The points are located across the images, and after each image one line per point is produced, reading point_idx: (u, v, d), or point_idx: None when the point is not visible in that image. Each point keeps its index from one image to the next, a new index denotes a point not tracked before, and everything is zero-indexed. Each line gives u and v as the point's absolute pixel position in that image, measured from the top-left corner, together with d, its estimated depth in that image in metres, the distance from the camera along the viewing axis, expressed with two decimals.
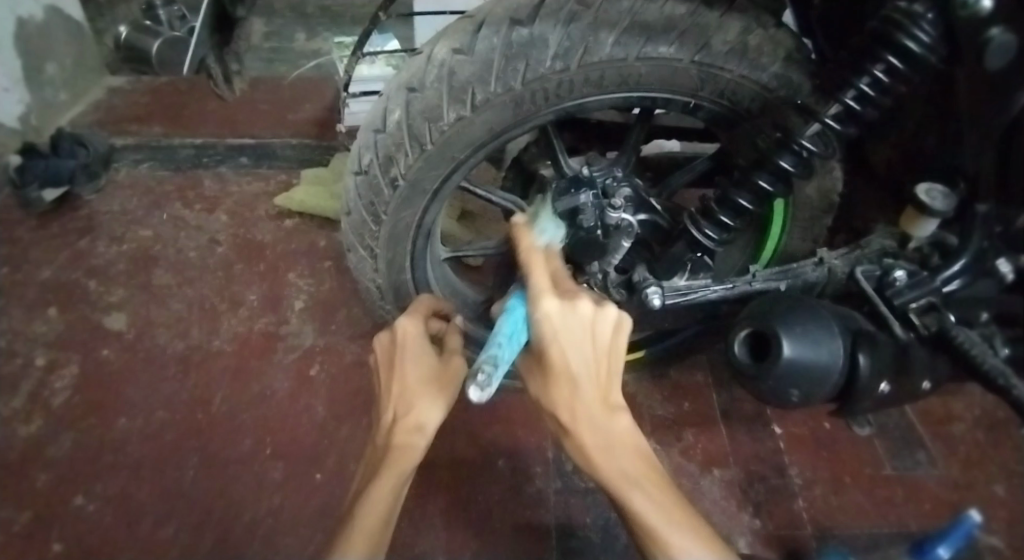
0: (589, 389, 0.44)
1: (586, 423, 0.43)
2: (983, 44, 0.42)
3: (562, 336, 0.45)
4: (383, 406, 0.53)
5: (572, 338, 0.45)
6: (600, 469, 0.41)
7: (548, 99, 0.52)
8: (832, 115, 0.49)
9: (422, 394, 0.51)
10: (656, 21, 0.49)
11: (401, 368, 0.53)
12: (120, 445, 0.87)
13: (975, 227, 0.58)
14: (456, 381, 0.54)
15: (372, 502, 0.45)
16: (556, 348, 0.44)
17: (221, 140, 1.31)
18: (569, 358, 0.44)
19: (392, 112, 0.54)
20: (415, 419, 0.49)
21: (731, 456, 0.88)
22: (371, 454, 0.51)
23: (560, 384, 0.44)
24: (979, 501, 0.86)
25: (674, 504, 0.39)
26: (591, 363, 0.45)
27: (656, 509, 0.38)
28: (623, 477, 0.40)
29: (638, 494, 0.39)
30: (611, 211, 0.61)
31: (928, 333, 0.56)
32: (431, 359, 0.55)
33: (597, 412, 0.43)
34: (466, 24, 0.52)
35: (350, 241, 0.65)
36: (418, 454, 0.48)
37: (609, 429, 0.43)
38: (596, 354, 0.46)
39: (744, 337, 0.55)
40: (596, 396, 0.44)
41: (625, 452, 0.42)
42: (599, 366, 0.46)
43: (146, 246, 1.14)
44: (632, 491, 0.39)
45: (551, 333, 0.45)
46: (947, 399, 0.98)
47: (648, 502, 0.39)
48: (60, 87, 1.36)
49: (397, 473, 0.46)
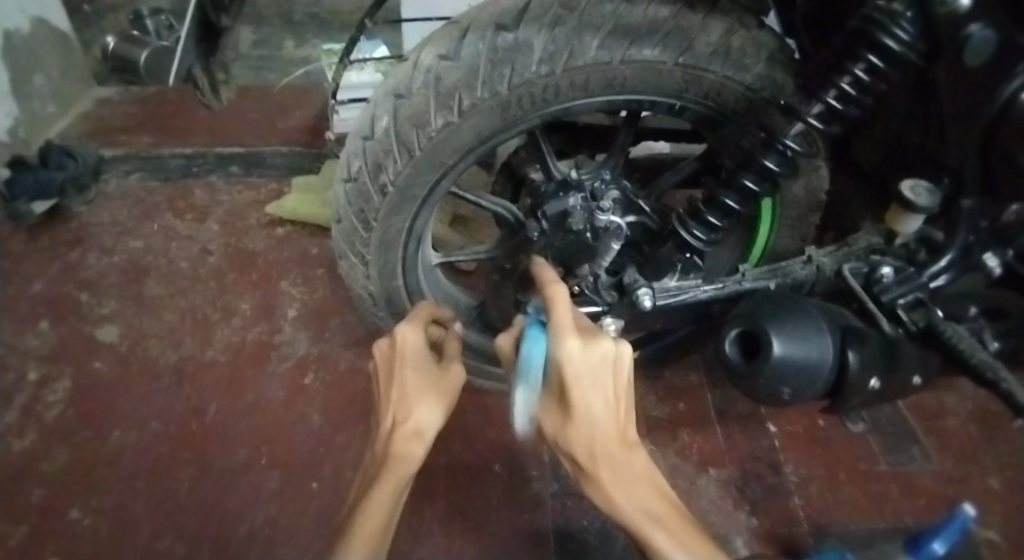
0: (608, 424, 0.43)
1: (607, 463, 0.42)
2: (962, 41, 0.43)
3: (585, 381, 0.42)
4: (382, 410, 0.53)
5: (595, 379, 0.43)
6: (620, 506, 0.41)
7: (534, 103, 0.52)
8: (814, 114, 0.49)
9: (423, 398, 0.51)
10: (640, 23, 0.50)
11: (401, 375, 0.53)
12: (115, 458, 0.86)
13: (961, 222, 0.58)
14: (456, 387, 0.54)
15: (372, 512, 0.44)
16: (576, 391, 0.42)
17: (210, 149, 1.30)
18: (590, 400, 0.42)
19: (380, 119, 0.54)
20: (414, 424, 0.49)
21: (727, 455, 0.89)
22: (369, 458, 0.51)
23: (579, 426, 0.43)
24: (975, 495, 0.86)
25: (693, 537, 0.39)
26: (611, 403, 0.43)
27: (679, 546, 0.38)
28: (641, 514, 0.40)
29: (660, 534, 0.39)
30: (600, 213, 0.62)
31: (917, 328, 0.56)
32: (431, 366, 0.55)
33: (616, 451, 0.43)
34: (451, 30, 0.52)
35: (340, 249, 0.65)
36: (418, 460, 0.48)
37: (628, 467, 0.42)
38: (616, 393, 0.44)
39: (734, 337, 0.56)
40: (614, 432, 0.43)
41: (643, 487, 0.42)
42: (617, 401, 0.44)
43: (137, 257, 1.14)
44: (653, 531, 0.39)
45: (574, 378, 0.42)
46: (940, 393, 0.99)
47: (670, 542, 0.38)
48: (48, 99, 1.35)
49: (396, 478, 0.46)
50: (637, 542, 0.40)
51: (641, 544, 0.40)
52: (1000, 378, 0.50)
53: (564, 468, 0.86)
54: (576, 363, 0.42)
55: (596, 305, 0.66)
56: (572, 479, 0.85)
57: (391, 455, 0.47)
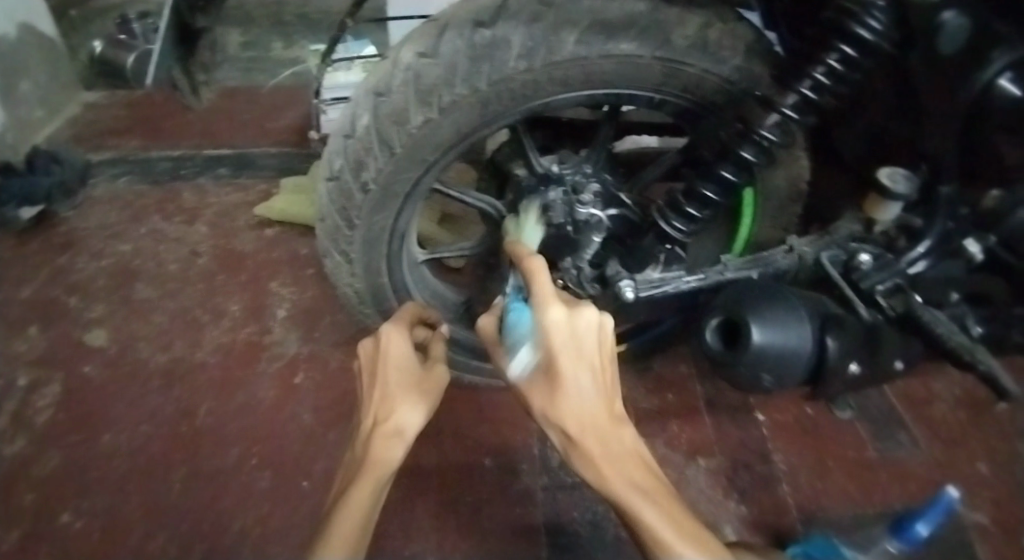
0: (596, 399, 0.42)
1: (589, 432, 0.40)
2: (937, 28, 0.45)
3: (570, 356, 0.42)
4: (364, 413, 0.52)
5: (579, 352, 0.42)
6: (608, 475, 0.38)
7: (514, 99, 0.53)
8: (790, 105, 0.49)
9: (403, 397, 0.51)
10: (617, 18, 0.50)
11: (382, 374, 0.53)
12: (106, 461, 0.86)
13: (940, 210, 0.61)
14: (440, 387, 0.55)
15: (349, 508, 0.42)
16: (563, 366, 0.42)
17: (198, 152, 1.31)
18: (577, 368, 0.42)
19: (361, 117, 0.54)
20: (394, 422, 0.48)
21: (716, 445, 0.89)
22: (349, 464, 0.50)
23: (565, 393, 0.41)
24: (962, 479, 0.88)
25: (687, 520, 0.36)
26: (598, 373, 0.42)
27: (668, 522, 0.35)
28: (629, 488, 0.37)
29: (647, 509, 0.35)
30: (580, 206, 0.62)
31: (895, 314, 0.59)
32: (414, 365, 0.56)
33: (603, 427, 0.41)
34: (431, 28, 0.53)
35: (325, 247, 0.65)
36: (397, 458, 0.46)
37: (615, 439, 0.40)
38: (602, 366, 0.43)
39: (716, 325, 0.56)
40: (603, 406, 0.42)
41: (632, 464, 0.39)
42: (603, 375, 0.43)
43: (126, 260, 1.13)
44: (643, 511, 0.35)
45: (560, 348, 0.42)
46: (926, 380, 1.00)
47: (659, 525, 0.34)
48: (35, 104, 1.35)
49: (375, 475, 0.44)
50: (625, 522, 0.37)
51: (629, 526, 0.36)
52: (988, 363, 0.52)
53: (554, 461, 0.87)
54: (561, 335, 0.43)
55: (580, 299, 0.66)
56: (562, 471, 0.86)
57: (369, 457, 0.45)
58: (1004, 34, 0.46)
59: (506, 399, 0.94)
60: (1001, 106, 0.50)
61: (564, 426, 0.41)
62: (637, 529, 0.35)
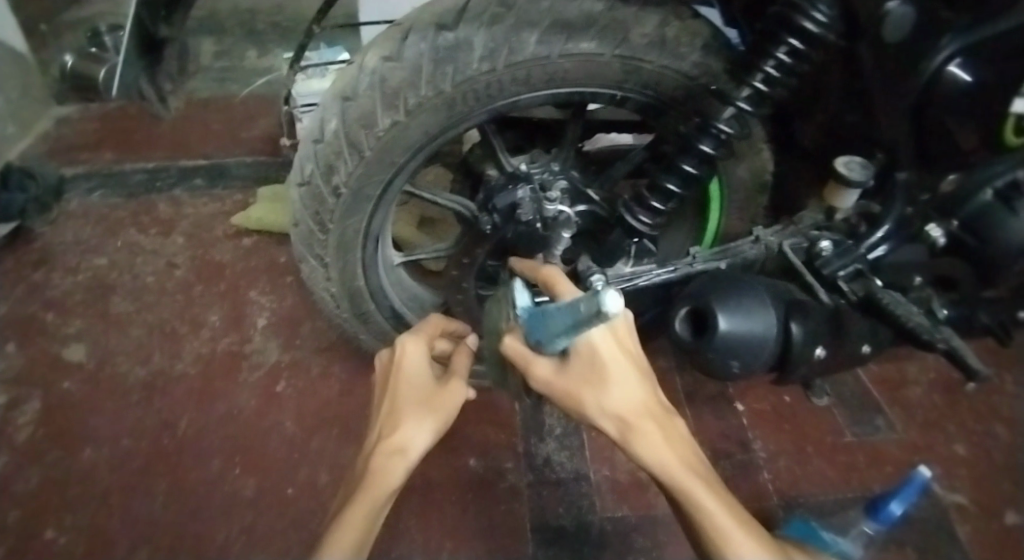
0: (643, 388, 0.45)
1: (648, 428, 0.43)
2: (882, 18, 0.47)
3: (625, 363, 0.44)
4: (374, 424, 0.53)
5: (627, 356, 0.45)
6: (672, 470, 0.41)
7: (479, 99, 0.54)
8: (744, 98, 0.50)
9: (410, 415, 0.51)
10: (575, 18, 0.51)
11: (395, 387, 0.54)
12: (87, 476, 0.85)
13: (896, 195, 0.63)
14: (452, 407, 0.53)
15: (347, 525, 0.42)
16: (615, 373, 0.43)
17: (173, 163, 1.30)
18: (621, 361, 0.44)
19: (330, 122, 0.55)
20: (398, 438, 0.49)
21: (697, 436, 0.91)
22: (354, 475, 0.50)
23: (618, 386, 0.43)
24: (937, 459, 0.90)
25: (730, 499, 0.41)
26: (637, 367, 0.45)
27: (720, 503, 0.40)
28: (686, 470, 0.41)
29: (704, 491, 0.40)
30: (549, 203, 0.62)
31: (857, 298, 0.61)
32: (429, 379, 0.55)
33: (657, 424, 0.43)
34: (394, 32, 0.53)
35: (300, 252, 0.66)
36: (397, 475, 0.47)
37: (671, 432, 0.44)
38: (638, 359, 0.46)
39: (685, 315, 0.57)
40: (649, 395, 0.45)
41: (683, 448, 0.43)
42: (642, 368, 0.46)
43: (102, 274, 1.12)
44: (706, 500, 0.40)
45: (613, 355, 0.44)
46: (900, 365, 1.03)
47: (724, 513, 0.39)
48: (4, 119, 1.33)
49: (370, 499, 0.44)
50: (685, 510, 0.41)
51: (689, 513, 0.41)
52: (951, 342, 0.54)
53: (539, 459, 0.88)
54: (611, 342, 0.44)
55: None
56: (547, 468, 0.87)
57: (370, 473, 0.46)
58: (947, 19, 0.50)
59: (489, 399, 0.95)
60: (948, 91, 0.54)
61: (618, 423, 0.43)
62: (701, 518, 0.40)
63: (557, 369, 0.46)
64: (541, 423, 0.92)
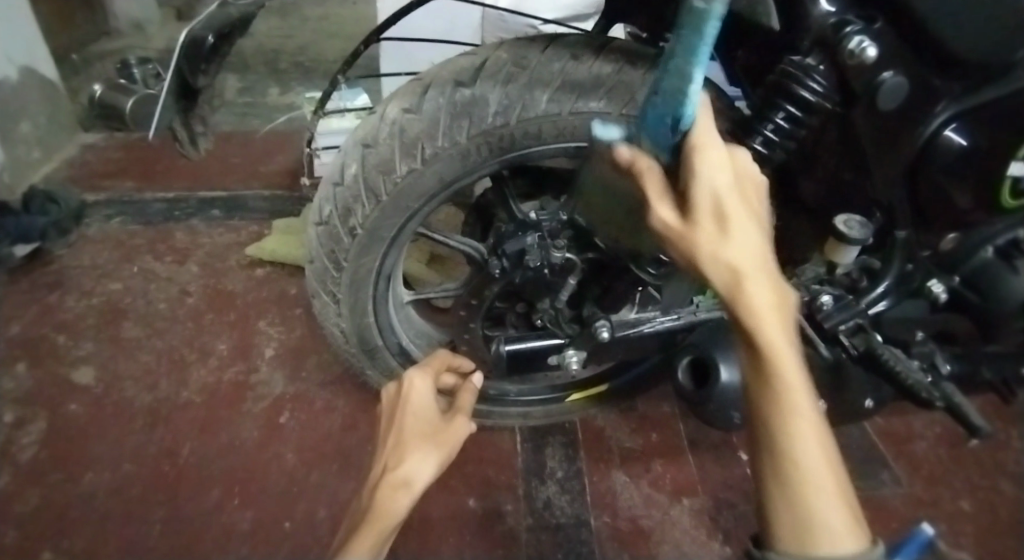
0: (745, 249, 0.33)
1: (764, 298, 0.33)
2: (877, 87, 0.51)
3: (733, 203, 0.33)
4: (379, 457, 0.53)
5: (746, 199, 0.34)
6: (779, 370, 0.33)
7: (492, 151, 0.56)
8: (745, 158, 0.52)
9: (413, 451, 0.50)
10: (585, 79, 0.54)
11: (400, 421, 0.55)
12: (86, 501, 0.85)
13: (896, 252, 0.65)
14: (455, 444, 0.53)
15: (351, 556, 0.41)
16: (728, 224, 0.33)
17: (191, 195, 1.35)
18: (719, 204, 0.34)
19: (350, 167, 0.58)
20: (402, 474, 0.47)
21: (700, 484, 0.90)
22: (358, 508, 0.49)
23: (710, 229, 0.34)
24: (945, 517, 0.88)
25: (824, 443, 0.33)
26: (745, 225, 0.33)
27: (806, 443, 0.32)
28: (786, 383, 0.33)
29: (798, 420, 0.32)
30: (555, 250, 0.64)
31: (857, 352, 0.62)
32: (435, 414, 0.56)
33: (778, 302, 0.33)
34: (415, 86, 0.57)
35: (314, 288, 0.68)
36: (402, 511, 0.45)
37: (792, 318, 0.34)
38: (742, 207, 0.34)
39: (686, 365, 0.69)
40: (758, 267, 0.33)
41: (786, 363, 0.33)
42: (748, 223, 0.34)
43: (115, 299, 1.15)
44: (805, 427, 0.32)
45: (720, 199, 0.34)
46: (906, 417, 1.02)
47: (807, 419, 0.33)
48: (33, 145, 1.38)
49: (374, 532, 0.43)
50: (761, 424, 0.34)
51: (769, 434, 0.33)
52: (950, 397, 0.60)
53: (538, 502, 0.87)
54: (720, 157, 0.35)
55: (559, 337, 0.72)
56: (547, 512, 0.86)
57: (374, 507, 0.45)
58: (938, 87, 0.53)
59: (491, 438, 0.95)
60: (943, 155, 0.57)
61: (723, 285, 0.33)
62: (779, 432, 0.33)
63: (675, 210, 0.36)
64: (542, 465, 0.92)
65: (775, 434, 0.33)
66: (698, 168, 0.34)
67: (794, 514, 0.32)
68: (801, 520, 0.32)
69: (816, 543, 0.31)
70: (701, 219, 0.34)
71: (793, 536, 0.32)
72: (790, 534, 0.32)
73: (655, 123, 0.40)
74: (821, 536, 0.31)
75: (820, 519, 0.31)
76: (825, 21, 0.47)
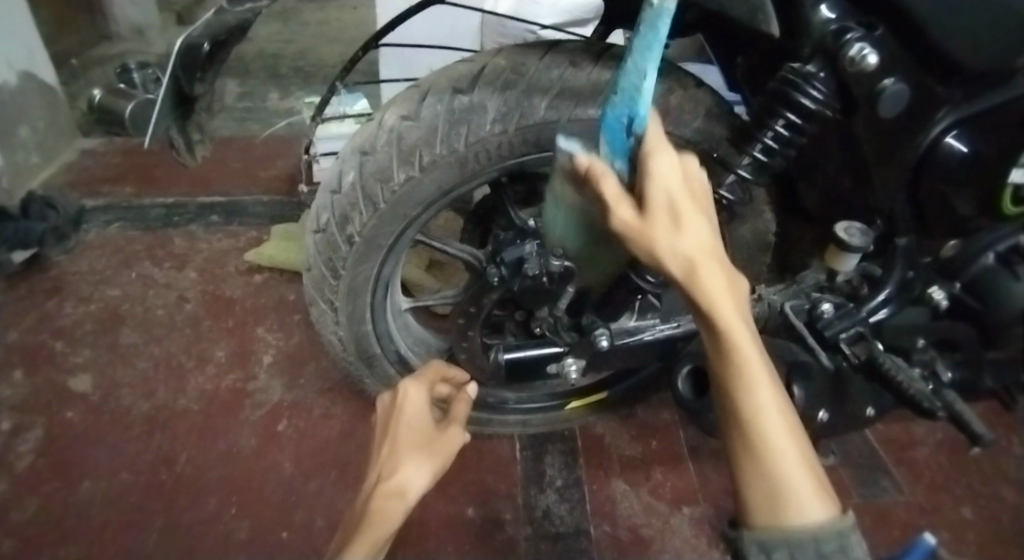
0: (697, 242, 0.37)
1: (720, 284, 0.36)
2: (879, 93, 0.50)
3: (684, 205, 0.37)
4: (372, 467, 0.52)
5: (695, 199, 0.38)
6: (739, 348, 0.36)
7: (490, 159, 0.56)
8: (744, 166, 0.52)
9: (407, 460, 0.49)
10: (584, 86, 0.54)
11: (394, 430, 0.54)
12: (82, 509, 0.84)
13: (897, 260, 0.64)
14: (449, 453, 0.52)
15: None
16: (683, 221, 0.37)
17: (192, 200, 1.36)
18: (671, 206, 0.37)
19: (348, 174, 0.58)
20: (396, 483, 0.47)
21: (700, 492, 0.89)
22: (351, 519, 0.48)
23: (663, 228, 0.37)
24: (947, 525, 0.88)
25: (783, 412, 0.36)
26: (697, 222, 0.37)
27: (767, 415, 0.35)
28: (746, 360, 0.36)
29: (758, 394, 0.35)
30: (555, 258, 0.62)
31: (858, 360, 0.63)
32: (428, 424, 0.56)
33: (731, 288, 0.37)
34: (413, 93, 0.57)
35: (311, 296, 0.67)
36: (396, 519, 0.44)
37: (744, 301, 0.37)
38: (692, 206, 0.38)
39: (687, 372, 0.68)
40: (713, 256, 0.37)
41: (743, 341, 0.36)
42: (697, 220, 0.37)
43: (114, 305, 1.14)
44: (765, 398, 0.35)
45: (672, 202, 0.37)
46: (907, 424, 1.02)
47: (767, 392, 0.36)
48: (32, 150, 1.38)
49: (370, 539, 0.42)
50: (726, 403, 0.37)
51: (732, 410, 0.36)
52: (951, 405, 0.60)
53: (538, 510, 0.86)
54: (669, 161, 0.39)
55: (558, 345, 0.71)
56: (546, 521, 0.85)
57: (369, 513, 0.44)
58: (940, 94, 0.53)
59: (490, 446, 0.94)
60: (943, 163, 0.56)
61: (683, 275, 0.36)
62: (745, 408, 0.36)
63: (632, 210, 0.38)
64: (542, 473, 0.91)
65: (738, 406, 0.36)
66: (647, 175, 0.38)
67: (761, 482, 0.34)
68: (767, 485, 0.34)
69: (786, 510, 0.33)
70: (656, 216, 0.37)
71: (762, 502, 0.34)
72: (758, 501, 0.35)
73: (611, 129, 0.43)
74: (792, 497, 0.33)
75: (786, 484, 0.34)
76: (824, 28, 0.47)
